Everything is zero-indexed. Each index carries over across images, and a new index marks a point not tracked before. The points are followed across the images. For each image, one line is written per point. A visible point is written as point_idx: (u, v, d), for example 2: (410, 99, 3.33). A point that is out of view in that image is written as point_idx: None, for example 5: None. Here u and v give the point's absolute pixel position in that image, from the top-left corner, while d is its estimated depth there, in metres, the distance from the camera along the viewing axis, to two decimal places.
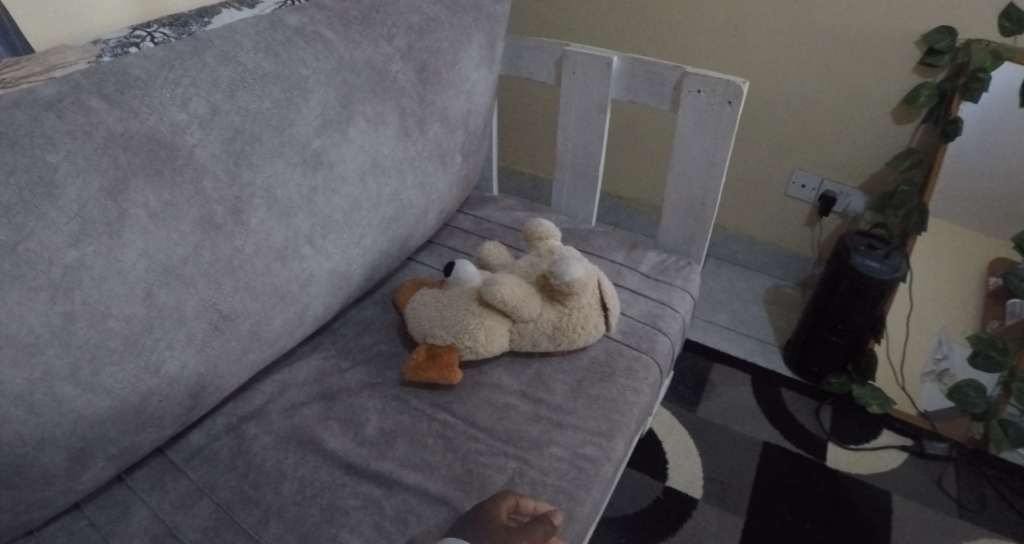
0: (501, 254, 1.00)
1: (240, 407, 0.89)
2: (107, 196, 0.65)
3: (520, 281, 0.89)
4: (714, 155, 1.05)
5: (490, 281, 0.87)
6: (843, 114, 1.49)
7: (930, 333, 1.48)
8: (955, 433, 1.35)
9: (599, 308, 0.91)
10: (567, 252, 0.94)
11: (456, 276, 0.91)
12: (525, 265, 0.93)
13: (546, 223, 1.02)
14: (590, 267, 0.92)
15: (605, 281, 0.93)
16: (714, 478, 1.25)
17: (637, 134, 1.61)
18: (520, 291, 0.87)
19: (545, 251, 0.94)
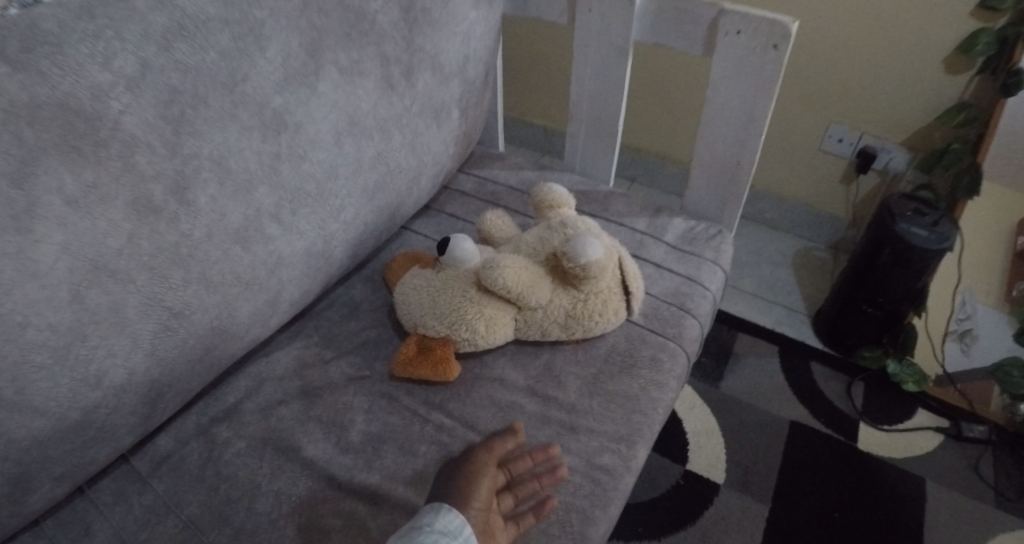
0: (506, 225, 0.87)
1: (212, 406, 0.79)
2: (10, 182, 0.52)
3: (527, 261, 0.77)
4: (754, 107, 0.90)
5: (488, 262, 0.75)
6: (889, 61, 1.32)
7: (954, 290, 1.36)
8: (993, 413, 1.23)
9: (619, 291, 0.79)
10: (583, 223, 0.81)
11: (448, 254, 0.79)
12: (533, 240, 0.80)
13: (558, 187, 0.88)
14: (608, 243, 0.79)
15: (627, 258, 0.81)
16: (737, 462, 1.16)
17: (661, 82, 1.45)
18: (527, 275, 0.75)
19: (556, 224, 0.81)
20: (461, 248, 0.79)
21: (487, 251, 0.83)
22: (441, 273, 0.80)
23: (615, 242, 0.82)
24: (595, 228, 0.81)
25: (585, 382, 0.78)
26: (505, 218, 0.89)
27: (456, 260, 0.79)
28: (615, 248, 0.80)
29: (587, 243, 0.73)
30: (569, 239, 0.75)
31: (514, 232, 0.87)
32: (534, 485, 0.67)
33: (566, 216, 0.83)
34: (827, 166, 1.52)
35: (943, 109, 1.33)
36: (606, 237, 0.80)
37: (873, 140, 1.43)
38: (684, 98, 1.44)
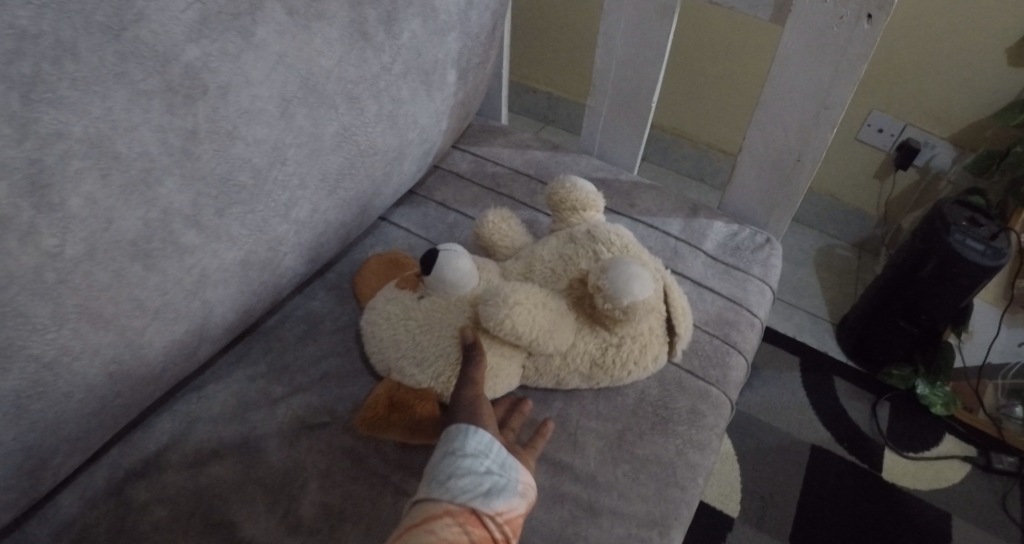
0: (514, 232, 0.68)
1: (126, 456, 0.61)
2: None
3: (544, 293, 0.59)
4: (830, 92, 0.71)
5: (491, 295, 0.57)
6: (950, 40, 1.13)
7: None
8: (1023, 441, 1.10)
9: (659, 326, 0.62)
10: (617, 237, 0.63)
11: (436, 272, 0.60)
12: (553, 260, 0.62)
13: (584, 182, 0.69)
14: (651, 269, 0.62)
15: (671, 287, 0.64)
16: (753, 491, 1.03)
17: (707, 42, 1.24)
18: (545, 314, 0.57)
19: (582, 240, 0.63)
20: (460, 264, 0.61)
21: (489, 269, 0.64)
22: (427, 300, 0.62)
23: (657, 262, 0.65)
24: (635, 247, 0.63)
25: (606, 444, 0.61)
26: (511, 220, 0.69)
27: (447, 285, 0.61)
28: (660, 275, 0.63)
29: (631, 276, 0.55)
30: (603, 264, 0.58)
31: (523, 241, 0.68)
32: (519, 414, 0.59)
33: (595, 227, 0.65)
34: (862, 158, 1.34)
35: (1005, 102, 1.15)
36: (647, 260, 0.63)
37: (918, 133, 1.25)
38: (732, 78, 1.26)
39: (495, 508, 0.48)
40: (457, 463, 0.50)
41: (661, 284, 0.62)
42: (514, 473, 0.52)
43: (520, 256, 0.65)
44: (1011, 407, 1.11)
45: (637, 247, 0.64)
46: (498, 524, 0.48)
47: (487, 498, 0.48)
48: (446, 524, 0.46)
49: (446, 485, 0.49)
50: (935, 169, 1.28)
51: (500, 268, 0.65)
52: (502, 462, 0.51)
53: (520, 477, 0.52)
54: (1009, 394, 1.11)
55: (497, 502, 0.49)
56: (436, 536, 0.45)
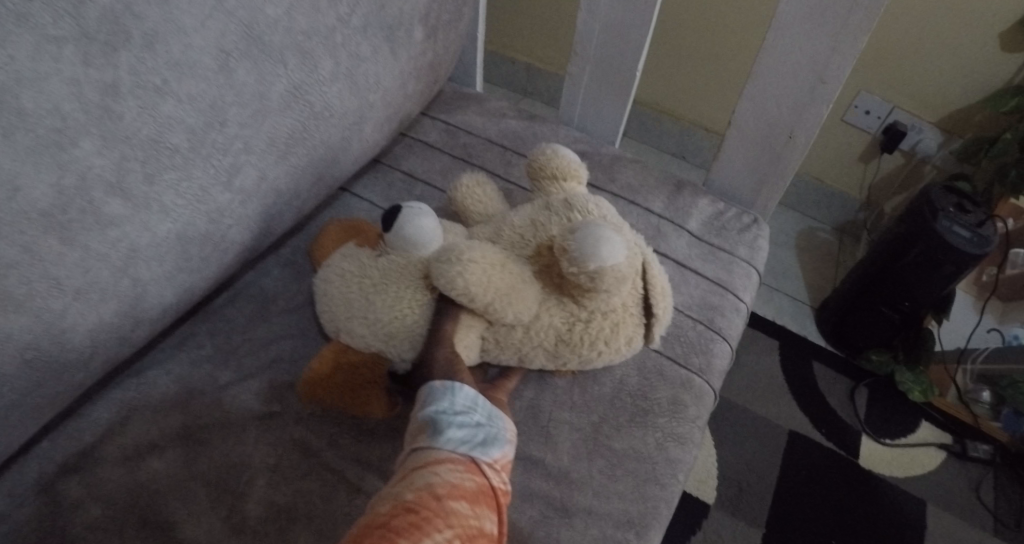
0: (489, 199, 0.63)
1: (55, 447, 0.55)
2: None
3: (507, 257, 0.54)
4: (827, 64, 0.66)
5: (446, 251, 0.52)
6: (942, 21, 1.09)
7: None
8: (994, 429, 1.09)
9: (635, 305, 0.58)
10: (595, 206, 0.58)
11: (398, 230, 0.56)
12: (523, 225, 0.57)
13: (567, 151, 0.64)
14: (629, 242, 0.57)
15: (652, 265, 0.59)
16: (731, 478, 1.00)
17: (695, 11, 1.18)
18: (503, 276, 0.52)
19: (557, 206, 0.58)
20: (428, 237, 0.56)
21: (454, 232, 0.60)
22: (384, 258, 0.57)
23: (637, 236, 0.60)
24: (614, 218, 0.58)
25: (580, 438, 0.57)
26: (485, 185, 0.64)
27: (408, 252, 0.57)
28: (638, 251, 0.57)
29: (599, 242, 0.50)
30: (572, 228, 0.53)
31: (496, 209, 0.63)
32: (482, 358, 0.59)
33: (574, 195, 0.60)
34: (847, 139, 1.31)
35: (993, 87, 1.12)
36: (627, 232, 0.58)
37: (905, 116, 1.22)
38: (719, 47, 1.21)
39: (492, 456, 0.46)
40: (447, 415, 0.47)
41: (640, 260, 0.57)
42: (502, 423, 0.49)
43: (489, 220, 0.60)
44: (977, 392, 1.12)
45: (617, 218, 0.59)
46: (494, 473, 0.46)
47: (484, 446, 0.46)
48: (449, 469, 0.43)
49: (439, 437, 0.46)
50: (921, 154, 1.25)
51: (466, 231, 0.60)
52: (491, 415, 0.49)
53: (508, 429, 0.50)
54: (977, 379, 1.12)
55: (494, 450, 0.47)
56: (441, 478, 0.42)
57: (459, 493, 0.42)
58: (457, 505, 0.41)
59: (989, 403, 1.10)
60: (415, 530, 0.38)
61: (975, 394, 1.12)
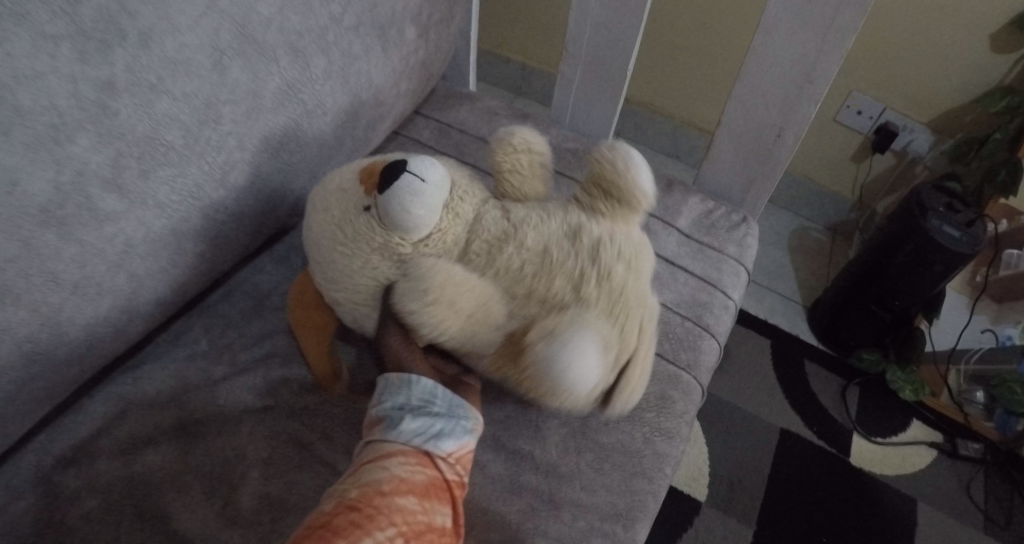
0: (531, 175, 0.57)
1: (53, 439, 0.56)
2: None
3: (492, 295, 0.48)
4: (815, 64, 0.67)
5: (425, 269, 0.47)
6: (932, 22, 1.10)
7: None
8: (985, 427, 1.11)
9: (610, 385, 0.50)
10: (618, 274, 0.49)
11: (391, 203, 0.48)
12: (530, 254, 0.49)
13: (643, 182, 0.56)
14: (624, 334, 0.48)
15: (642, 355, 0.51)
16: (722, 475, 1.01)
17: (684, 12, 1.20)
18: (467, 322, 0.48)
19: (583, 252, 0.50)
20: (414, 229, 0.48)
21: (467, 203, 0.53)
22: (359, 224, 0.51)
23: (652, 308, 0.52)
24: (630, 291, 0.50)
25: (568, 432, 0.58)
26: (537, 160, 0.57)
27: (386, 225, 0.49)
28: (632, 342, 0.49)
29: (568, 364, 0.44)
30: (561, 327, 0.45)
31: (531, 188, 0.57)
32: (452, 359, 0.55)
33: (604, 244, 0.51)
34: (839, 140, 1.32)
35: (983, 88, 1.13)
36: (634, 314, 0.49)
37: (897, 116, 1.23)
38: (711, 47, 1.22)
39: (445, 448, 0.48)
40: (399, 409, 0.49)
41: (623, 356, 0.49)
42: (463, 412, 0.51)
43: (509, 215, 0.53)
44: (972, 393, 1.13)
45: (637, 284, 0.51)
46: (448, 465, 0.48)
47: (435, 439, 0.48)
48: (399, 462, 0.46)
49: (389, 430, 0.48)
50: (913, 154, 1.26)
51: (483, 205, 0.54)
52: (450, 404, 0.50)
53: (471, 418, 0.51)
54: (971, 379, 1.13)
55: (447, 443, 0.48)
56: (388, 473, 0.45)
57: (406, 488, 0.44)
58: (403, 499, 0.44)
59: (982, 404, 1.12)
60: (355, 529, 0.42)
61: (970, 396, 1.13)
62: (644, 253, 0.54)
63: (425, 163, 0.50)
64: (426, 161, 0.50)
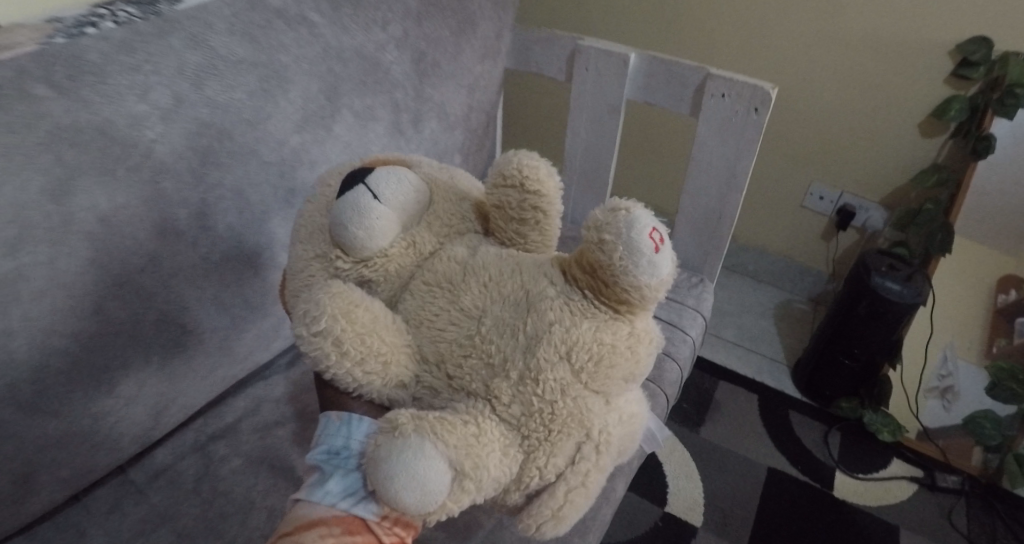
0: (520, 219, 0.57)
1: (209, 425, 0.83)
2: (50, 197, 0.57)
3: (406, 348, 0.51)
4: (735, 165, 0.96)
5: (334, 290, 0.49)
6: (868, 126, 1.34)
7: (936, 347, 1.33)
8: (969, 465, 1.24)
9: (523, 499, 0.50)
10: (549, 367, 0.48)
11: (344, 214, 0.52)
12: (463, 319, 0.51)
13: (651, 262, 0.48)
14: (522, 458, 0.48)
15: (565, 486, 0.49)
16: (715, 505, 1.17)
17: (650, 134, 1.52)
18: (371, 377, 0.49)
19: (519, 325, 0.49)
20: (355, 245, 0.52)
21: (430, 233, 0.56)
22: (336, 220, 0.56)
23: (593, 435, 0.49)
24: (562, 411, 0.48)
25: None
26: (534, 200, 0.57)
27: (335, 234, 0.54)
28: (539, 467, 0.48)
29: (401, 483, 0.42)
30: (413, 432, 0.43)
31: (511, 228, 0.57)
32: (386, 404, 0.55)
33: (553, 338, 0.48)
34: (807, 222, 1.53)
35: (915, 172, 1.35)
36: (554, 433, 0.48)
37: (853, 198, 1.44)
38: (677, 161, 1.53)
39: (374, 512, 0.47)
40: (333, 455, 0.51)
41: (520, 483, 0.48)
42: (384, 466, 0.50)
43: (474, 257, 0.54)
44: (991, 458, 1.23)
45: (581, 397, 0.48)
46: (381, 527, 0.47)
47: (363, 505, 0.47)
48: (320, 534, 0.46)
49: (320, 478, 0.50)
50: (871, 230, 1.46)
51: (451, 239, 0.56)
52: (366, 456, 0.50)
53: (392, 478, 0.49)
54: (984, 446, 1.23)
55: (370, 506, 0.47)
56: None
57: None
58: None
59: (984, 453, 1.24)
60: None
61: (941, 432, 1.29)
62: (620, 363, 0.50)
63: (390, 179, 0.53)
64: (398, 179, 0.54)
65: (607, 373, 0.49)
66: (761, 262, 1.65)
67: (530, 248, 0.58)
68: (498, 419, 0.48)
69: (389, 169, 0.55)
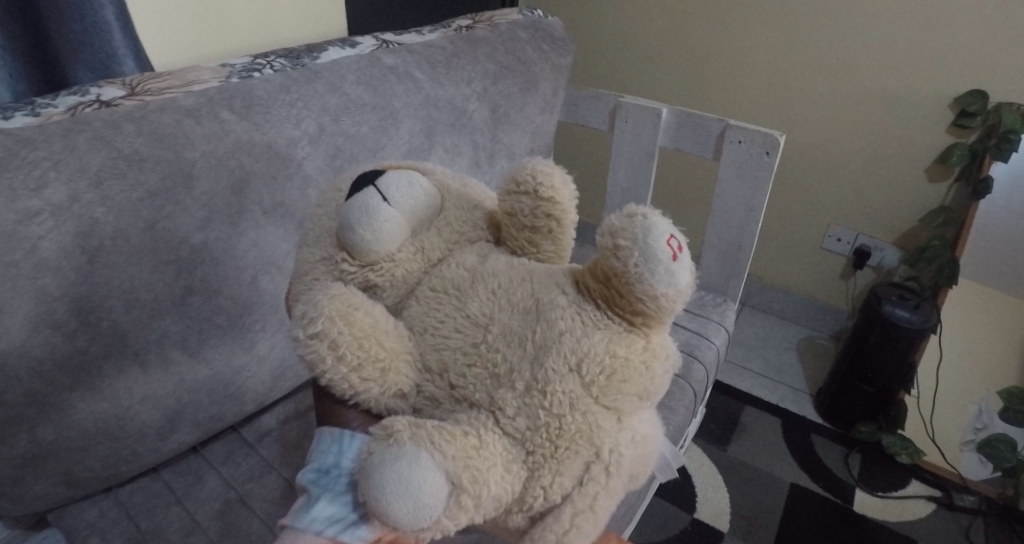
0: (532, 228, 0.57)
1: (308, 398, 1.00)
2: (231, 191, 0.76)
3: (407, 355, 0.52)
4: (752, 200, 1.13)
5: (336, 293, 0.52)
6: (878, 173, 1.51)
7: (970, 402, 1.41)
8: (983, 486, 1.33)
9: (525, 520, 0.51)
10: (555, 380, 0.49)
11: (353, 216, 0.52)
12: (470, 329, 0.52)
13: (665, 271, 0.49)
14: (526, 476, 0.49)
15: (569, 509, 0.50)
16: (738, 513, 1.27)
17: (681, 180, 1.71)
18: (368, 384, 0.51)
19: (528, 337, 0.51)
20: (361, 246, 0.53)
21: (438, 239, 0.57)
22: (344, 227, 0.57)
23: (602, 455, 0.50)
24: (568, 426, 0.49)
25: None
26: (550, 209, 0.57)
27: (342, 235, 0.54)
28: (543, 486, 0.49)
29: (394, 495, 0.43)
30: (409, 442, 0.45)
31: (524, 236, 0.58)
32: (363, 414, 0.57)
33: (563, 349, 0.50)
34: (826, 262, 1.68)
35: (923, 213, 1.49)
36: (560, 450, 0.49)
37: (868, 239, 1.59)
38: (703, 204, 1.71)
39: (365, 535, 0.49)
40: (324, 473, 0.54)
41: (523, 503, 0.49)
42: None
43: (482, 263, 0.56)
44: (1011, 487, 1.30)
45: (591, 412, 0.50)
46: None
47: (351, 529, 0.49)
48: None
49: (312, 495, 0.53)
50: (886, 269, 1.59)
51: (460, 246, 0.57)
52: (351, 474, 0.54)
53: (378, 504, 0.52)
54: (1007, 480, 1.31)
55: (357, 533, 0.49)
56: None
57: None
58: None
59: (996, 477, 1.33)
60: None
61: (981, 484, 1.33)
62: (633, 378, 0.51)
63: (402, 182, 0.54)
64: (409, 183, 0.55)
65: (618, 388, 0.51)
66: (785, 301, 1.79)
67: (541, 257, 0.59)
68: (501, 433, 0.49)
69: (400, 172, 0.55)
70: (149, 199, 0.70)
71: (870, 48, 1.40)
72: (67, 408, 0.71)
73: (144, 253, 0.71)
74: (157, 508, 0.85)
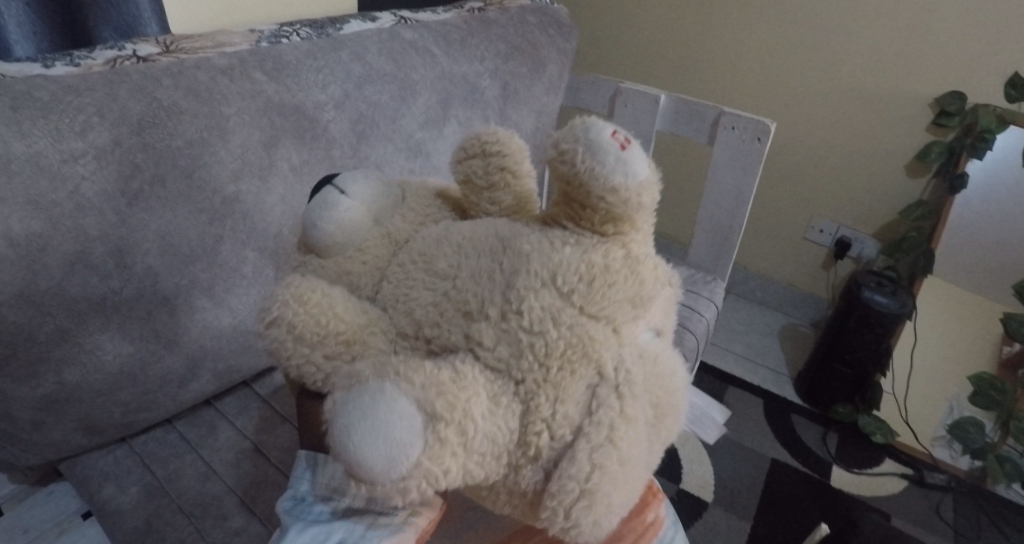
0: (492, 186, 0.56)
1: None
2: (263, 147, 0.80)
3: (373, 329, 0.48)
4: (743, 184, 1.19)
5: (291, 283, 0.48)
6: (860, 165, 1.58)
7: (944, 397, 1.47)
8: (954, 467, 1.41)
9: (541, 475, 0.45)
10: (532, 305, 0.46)
11: (315, 216, 0.53)
12: (435, 283, 0.50)
13: (613, 161, 0.48)
14: (521, 412, 0.44)
15: (586, 447, 0.43)
16: (723, 486, 1.32)
17: (674, 167, 1.78)
18: (335, 363, 0.47)
19: (495, 275, 0.48)
20: (326, 240, 0.53)
21: (404, 222, 0.56)
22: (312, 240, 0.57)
23: (606, 374, 0.46)
24: (556, 342, 0.45)
25: None
26: (505, 168, 0.56)
27: (306, 239, 0.54)
28: (545, 420, 0.44)
29: (359, 435, 0.38)
30: (375, 379, 0.40)
31: (486, 197, 0.57)
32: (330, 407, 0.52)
33: (534, 268, 0.48)
34: (808, 252, 1.75)
35: (901, 206, 1.57)
36: (554, 372, 0.45)
37: (849, 231, 1.66)
38: (694, 191, 1.78)
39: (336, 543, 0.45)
40: (299, 502, 0.56)
41: (526, 447, 0.44)
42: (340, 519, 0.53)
43: (447, 230, 0.53)
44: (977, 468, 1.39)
45: (578, 324, 0.46)
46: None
47: None
48: None
49: (287, 522, 0.56)
50: (865, 259, 1.67)
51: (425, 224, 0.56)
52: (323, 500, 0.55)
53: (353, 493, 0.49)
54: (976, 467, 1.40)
55: None
56: None
57: None
58: None
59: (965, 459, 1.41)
60: None
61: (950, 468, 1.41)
62: (619, 282, 0.48)
63: (355, 178, 0.55)
64: (360, 178, 0.56)
65: (602, 294, 0.48)
66: (767, 290, 1.86)
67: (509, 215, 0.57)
68: (482, 365, 0.45)
69: (350, 173, 0.57)
70: (188, 148, 0.74)
71: (857, 48, 1.48)
72: (96, 348, 0.73)
73: (178, 199, 0.75)
74: (172, 455, 0.88)
